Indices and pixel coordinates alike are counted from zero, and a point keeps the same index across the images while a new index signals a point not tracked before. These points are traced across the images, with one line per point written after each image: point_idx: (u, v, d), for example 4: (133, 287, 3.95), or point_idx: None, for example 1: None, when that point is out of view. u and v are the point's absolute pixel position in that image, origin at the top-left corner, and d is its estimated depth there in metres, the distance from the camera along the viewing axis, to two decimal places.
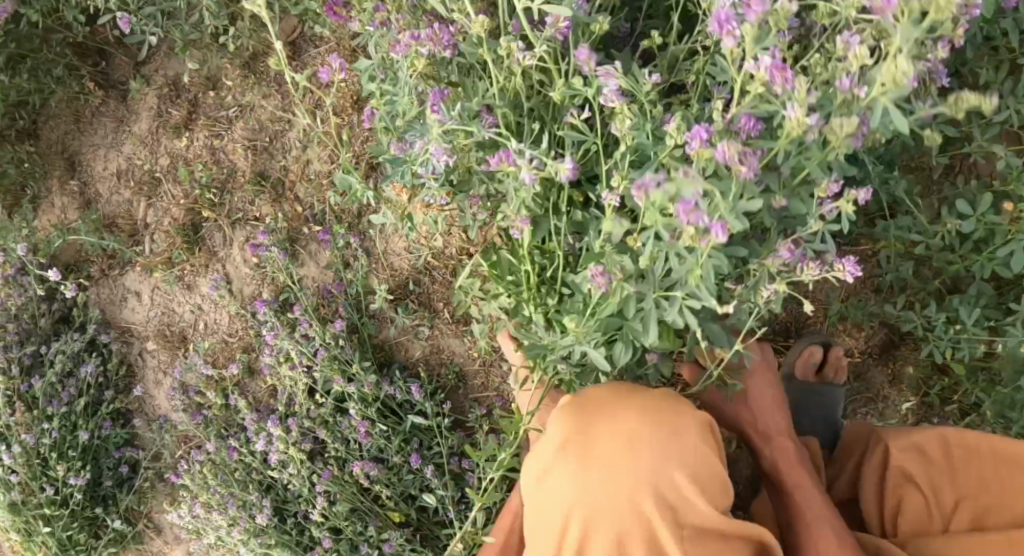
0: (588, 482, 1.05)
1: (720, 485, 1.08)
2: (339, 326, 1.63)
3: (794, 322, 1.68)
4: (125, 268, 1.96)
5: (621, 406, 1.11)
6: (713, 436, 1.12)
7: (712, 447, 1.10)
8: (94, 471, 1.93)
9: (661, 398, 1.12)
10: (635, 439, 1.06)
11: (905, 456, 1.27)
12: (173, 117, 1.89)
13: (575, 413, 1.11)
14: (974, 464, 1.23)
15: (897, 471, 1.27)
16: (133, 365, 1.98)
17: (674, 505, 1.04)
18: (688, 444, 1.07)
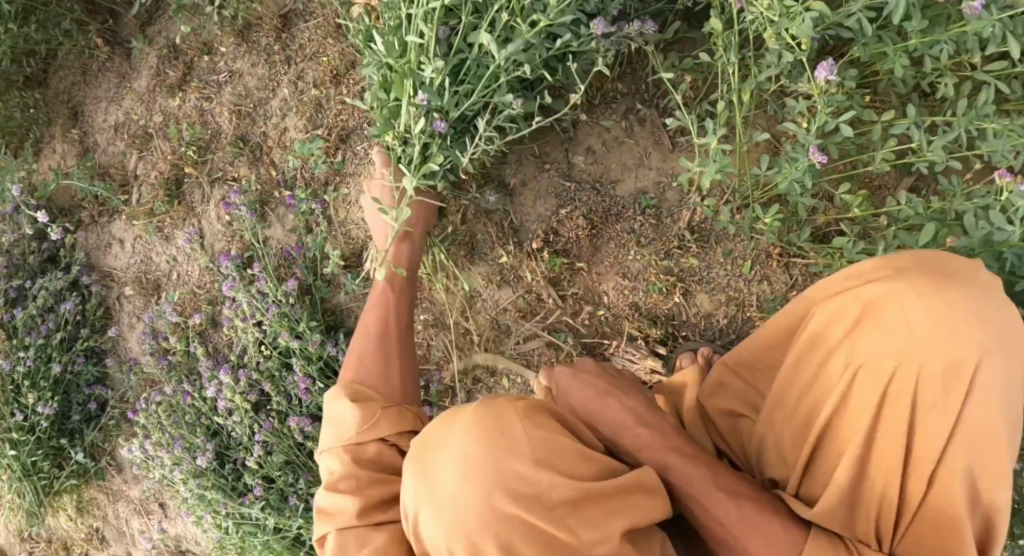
0: (440, 497, 1.05)
1: (570, 452, 1.05)
2: (291, 285, 1.70)
3: (735, 330, 1.65)
4: (112, 217, 2.08)
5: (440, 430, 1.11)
6: (542, 410, 1.11)
7: (547, 424, 1.08)
8: (64, 404, 2.04)
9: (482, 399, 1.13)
10: (466, 435, 1.07)
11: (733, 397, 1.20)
12: (169, 77, 1.98)
13: (421, 443, 1.13)
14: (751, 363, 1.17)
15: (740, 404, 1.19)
16: (111, 308, 2.09)
17: (525, 495, 1.02)
18: (504, 438, 1.05)
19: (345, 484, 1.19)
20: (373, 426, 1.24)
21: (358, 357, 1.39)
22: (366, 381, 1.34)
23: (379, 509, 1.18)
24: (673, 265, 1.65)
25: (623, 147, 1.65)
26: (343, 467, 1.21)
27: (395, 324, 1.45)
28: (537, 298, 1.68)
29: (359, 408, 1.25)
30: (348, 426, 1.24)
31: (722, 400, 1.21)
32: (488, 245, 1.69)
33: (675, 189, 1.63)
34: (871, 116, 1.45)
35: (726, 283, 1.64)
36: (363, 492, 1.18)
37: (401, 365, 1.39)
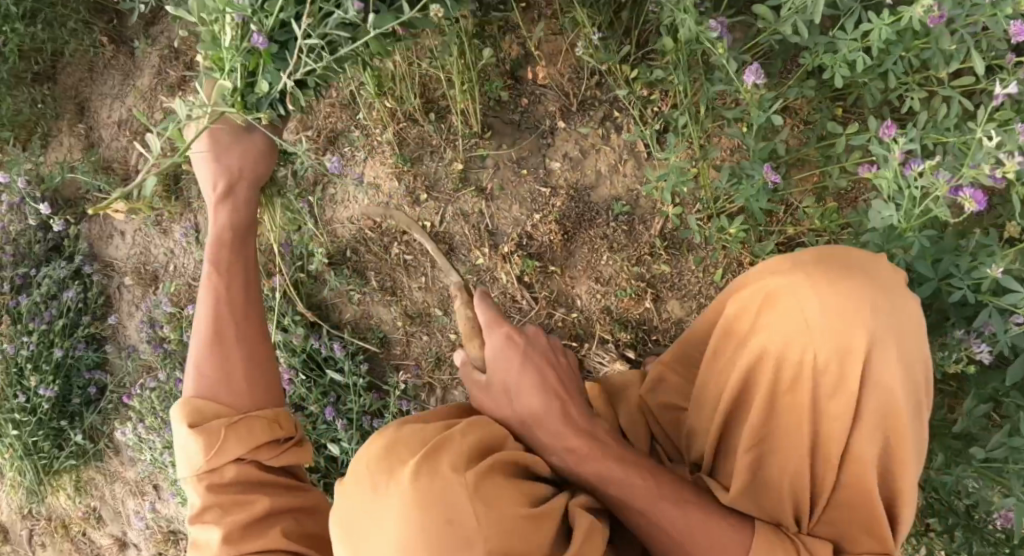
0: None
1: (520, 521, 0.97)
2: (277, 281, 1.77)
3: None
4: (114, 209, 2.16)
5: (373, 503, 0.98)
6: (474, 436, 1.03)
7: (493, 498, 0.97)
8: (65, 388, 2.14)
9: (413, 429, 1.04)
10: (404, 475, 0.97)
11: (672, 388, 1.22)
12: (170, 77, 2.06)
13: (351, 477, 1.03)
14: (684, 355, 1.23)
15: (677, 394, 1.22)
16: (112, 296, 2.19)
17: None
18: (450, 519, 0.94)
19: (208, 517, 1.14)
20: (221, 450, 1.15)
21: (196, 365, 1.21)
22: (206, 394, 1.19)
23: (245, 536, 1.13)
24: (645, 272, 1.70)
25: (598, 153, 1.69)
26: (202, 499, 1.15)
27: (232, 308, 1.24)
28: (511, 299, 1.74)
29: (201, 434, 1.15)
30: (195, 456, 1.15)
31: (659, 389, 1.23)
32: (466, 248, 1.73)
33: (647, 196, 1.68)
34: (835, 128, 1.47)
35: (697, 290, 1.69)
36: (225, 521, 1.13)
37: (245, 356, 1.22)
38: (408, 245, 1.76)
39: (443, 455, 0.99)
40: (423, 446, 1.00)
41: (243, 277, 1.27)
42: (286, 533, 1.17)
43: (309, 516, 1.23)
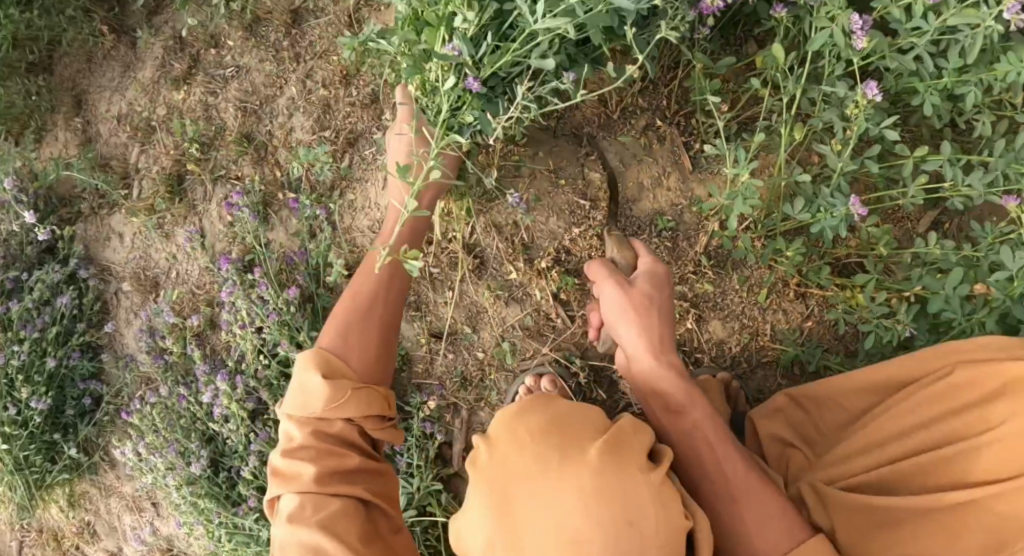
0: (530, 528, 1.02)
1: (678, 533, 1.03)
2: (292, 294, 1.64)
3: (745, 358, 1.65)
4: (112, 210, 2.02)
5: (553, 463, 1.04)
6: (636, 427, 1.13)
7: (671, 507, 1.04)
8: (58, 399, 2.01)
9: (576, 410, 1.14)
10: (591, 453, 1.05)
11: (779, 422, 1.36)
12: (175, 69, 1.92)
13: (498, 445, 1.09)
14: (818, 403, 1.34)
15: (791, 426, 1.35)
16: (108, 302, 2.04)
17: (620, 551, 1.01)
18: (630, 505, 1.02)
19: (305, 454, 1.19)
20: (339, 406, 1.22)
21: (339, 320, 1.31)
22: (340, 351, 1.28)
23: (335, 479, 1.19)
24: (687, 290, 1.63)
25: (642, 164, 1.59)
26: (304, 439, 1.21)
27: (374, 296, 1.35)
28: (545, 317, 1.63)
29: (328, 386, 1.22)
30: (314, 400, 1.22)
31: (778, 414, 1.37)
32: (498, 261, 1.62)
33: (693, 212, 1.59)
34: (902, 151, 1.36)
35: (740, 311, 1.62)
36: (320, 463, 1.18)
37: (379, 339, 1.32)
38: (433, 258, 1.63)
39: (642, 457, 1.08)
40: (602, 433, 1.09)
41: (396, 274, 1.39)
42: (365, 486, 1.23)
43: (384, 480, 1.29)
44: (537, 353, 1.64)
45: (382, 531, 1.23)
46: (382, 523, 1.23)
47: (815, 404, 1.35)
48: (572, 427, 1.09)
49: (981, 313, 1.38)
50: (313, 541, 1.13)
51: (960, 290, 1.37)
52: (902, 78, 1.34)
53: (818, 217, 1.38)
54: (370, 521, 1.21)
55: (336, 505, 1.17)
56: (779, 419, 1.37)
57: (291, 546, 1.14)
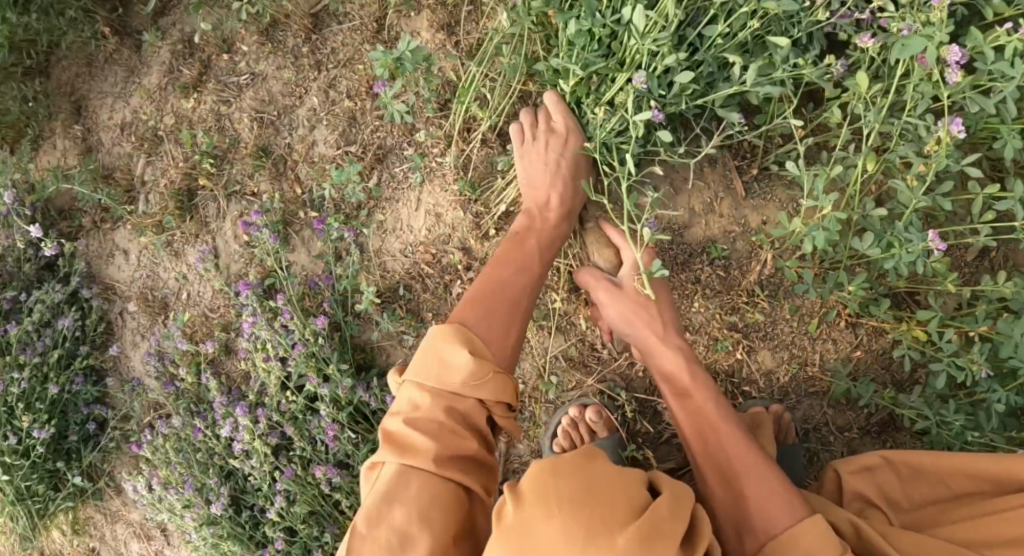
0: None
1: None
2: (320, 324, 1.55)
3: (793, 388, 1.57)
4: (116, 224, 1.89)
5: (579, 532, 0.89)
6: (679, 505, 0.97)
7: None
8: (60, 425, 1.89)
9: (619, 474, 0.98)
10: (622, 541, 0.89)
11: (860, 481, 1.26)
12: (184, 76, 1.80)
13: (526, 508, 0.94)
14: (920, 473, 1.26)
15: (877, 490, 1.26)
16: (113, 323, 1.92)
17: None
18: None
19: (428, 426, 1.09)
20: (479, 385, 1.11)
21: (486, 306, 1.23)
22: (486, 335, 1.18)
23: (450, 463, 1.07)
24: (737, 321, 1.53)
25: (692, 189, 1.51)
26: (434, 410, 1.10)
27: (519, 290, 1.28)
28: (590, 348, 1.55)
29: (475, 362, 1.12)
30: (454, 373, 1.12)
31: (869, 474, 1.28)
32: (543, 290, 1.54)
33: (745, 239, 1.51)
34: (973, 187, 1.29)
35: (790, 341, 1.53)
36: (440, 440, 1.07)
37: (519, 337, 1.25)
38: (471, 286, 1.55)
39: (676, 538, 0.92)
40: (638, 516, 0.93)
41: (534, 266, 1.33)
42: (475, 481, 1.10)
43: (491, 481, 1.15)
44: (582, 384, 1.56)
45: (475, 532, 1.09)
46: (479, 524, 1.09)
47: (911, 469, 1.27)
48: (606, 488, 0.95)
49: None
50: (406, 526, 1.01)
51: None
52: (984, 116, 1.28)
53: (892, 252, 1.29)
54: (468, 518, 1.07)
55: (439, 493, 1.04)
56: (867, 478, 1.27)
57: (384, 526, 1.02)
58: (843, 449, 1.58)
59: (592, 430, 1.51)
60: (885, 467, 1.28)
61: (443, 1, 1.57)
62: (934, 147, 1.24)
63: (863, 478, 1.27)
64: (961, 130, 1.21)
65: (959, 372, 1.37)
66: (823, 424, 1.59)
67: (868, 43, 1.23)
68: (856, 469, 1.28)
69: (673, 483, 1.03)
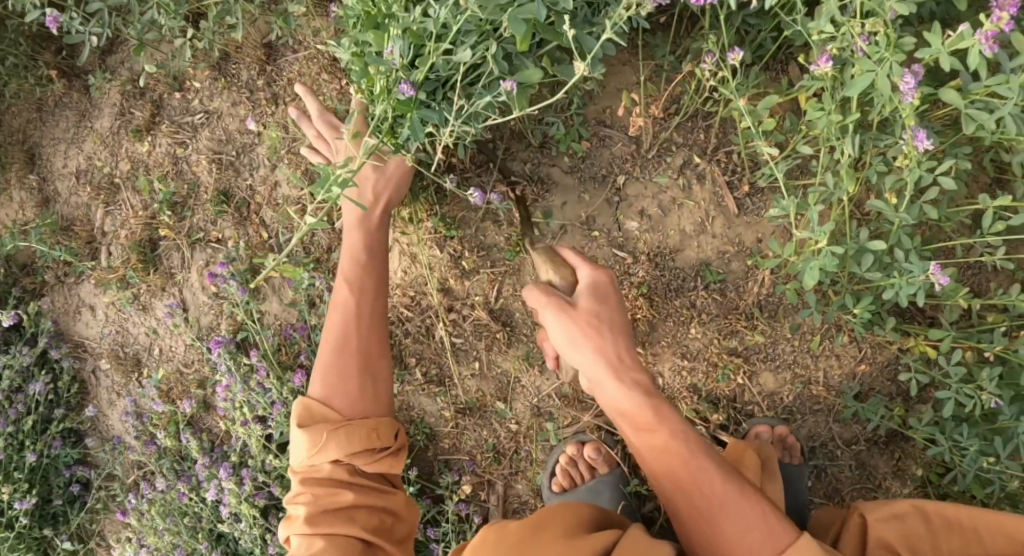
0: None
1: None
2: (298, 381, 1.48)
3: (799, 407, 1.49)
4: (81, 278, 1.78)
5: None
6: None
7: None
8: (43, 491, 1.80)
9: (569, 544, 0.98)
10: None
11: (884, 527, 1.13)
12: (136, 118, 1.69)
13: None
14: (956, 527, 1.09)
15: (904, 539, 1.11)
16: (86, 382, 1.82)
17: None
18: None
19: (299, 499, 1.13)
20: (322, 448, 1.14)
21: (324, 363, 1.23)
22: (321, 395, 1.20)
23: (326, 523, 1.10)
24: (737, 344, 1.44)
25: (682, 209, 1.41)
26: (299, 486, 1.15)
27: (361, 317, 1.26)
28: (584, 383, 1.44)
29: (307, 433, 1.15)
30: (299, 448, 1.16)
31: (899, 522, 1.12)
32: (529, 325, 1.43)
33: (741, 259, 1.40)
34: (984, 200, 1.19)
35: (793, 361, 1.45)
36: (313, 504, 1.11)
37: (365, 373, 1.23)
38: (455, 326, 1.45)
39: None
40: None
41: (372, 292, 1.29)
42: (367, 525, 1.12)
43: (397, 520, 1.18)
44: (577, 420, 1.46)
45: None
46: None
47: (947, 524, 1.10)
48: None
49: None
50: None
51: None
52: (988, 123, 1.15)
53: (892, 282, 1.21)
54: None
55: (323, 545, 1.08)
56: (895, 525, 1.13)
57: None
58: (851, 463, 1.51)
59: (592, 466, 1.44)
60: (918, 512, 1.13)
61: None
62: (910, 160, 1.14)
63: (894, 525, 1.12)
64: (925, 145, 1.09)
65: (968, 400, 1.27)
66: (832, 443, 1.51)
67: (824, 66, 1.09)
68: (884, 516, 1.14)
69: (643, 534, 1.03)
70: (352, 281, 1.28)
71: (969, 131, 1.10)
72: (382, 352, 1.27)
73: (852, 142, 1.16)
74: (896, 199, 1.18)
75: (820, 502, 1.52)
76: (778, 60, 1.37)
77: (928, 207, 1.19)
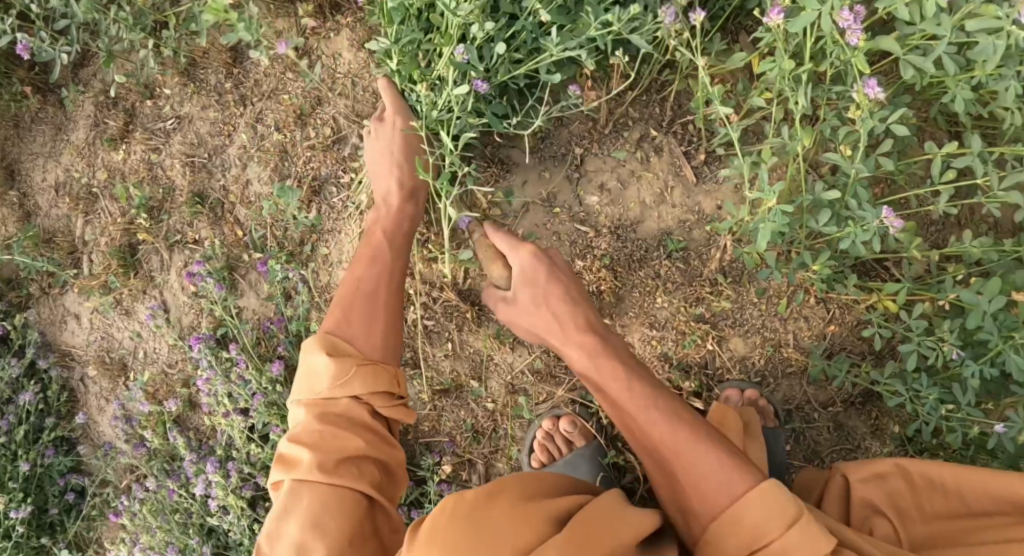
0: None
1: None
2: (276, 371, 1.51)
3: (771, 371, 1.51)
4: (65, 288, 1.81)
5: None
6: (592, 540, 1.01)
7: None
8: (38, 500, 1.82)
9: (520, 512, 1.01)
10: None
11: (868, 486, 1.15)
12: (110, 128, 1.73)
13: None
14: (936, 486, 1.13)
15: (889, 499, 1.13)
16: (76, 390, 1.85)
17: None
18: None
19: (306, 441, 1.10)
20: (345, 382, 1.15)
21: (344, 300, 1.25)
22: (342, 330, 1.22)
23: (338, 469, 1.07)
24: (704, 311, 1.46)
25: (640, 182, 1.44)
26: (313, 425, 1.12)
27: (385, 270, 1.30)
28: (556, 357, 1.48)
29: (334, 362, 1.15)
30: (321, 378, 1.16)
31: (884, 482, 1.15)
32: None
33: (701, 227, 1.43)
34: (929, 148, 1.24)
35: (760, 325, 1.48)
36: (327, 444, 1.09)
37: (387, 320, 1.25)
38: (426, 308, 1.49)
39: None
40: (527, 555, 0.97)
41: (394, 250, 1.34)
42: (372, 481, 1.10)
43: (391, 479, 1.16)
44: (551, 395, 1.49)
45: (379, 534, 1.09)
46: (382, 526, 1.10)
47: (930, 483, 1.14)
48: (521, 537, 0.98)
49: (1019, 332, 1.23)
50: (300, 536, 1.02)
51: (998, 303, 1.21)
52: (925, 73, 1.19)
53: (847, 230, 1.22)
54: (369, 521, 1.08)
55: (330, 497, 1.05)
56: (876, 485, 1.16)
57: (279, 541, 1.03)
58: (823, 422, 1.54)
59: (569, 440, 1.46)
60: (903, 471, 1.15)
61: (362, 20, 1.54)
62: (853, 113, 1.15)
63: (879, 486, 1.15)
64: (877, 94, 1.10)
65: (930, 351, 1.29)
66: (805, 405, 1.53)
67: (776, 20, 1.08)
68: (867, 476, 1.17)
69: (598, 511, 1.06)
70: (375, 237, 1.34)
71: (909, 74, 1.12)
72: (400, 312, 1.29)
73: (804, 92, 1.14)
74: (846, 152, 1.20)
75: (798, 465, 1.54)
76: (728, 30, 1.40)
77: (880, 160, 1.20)
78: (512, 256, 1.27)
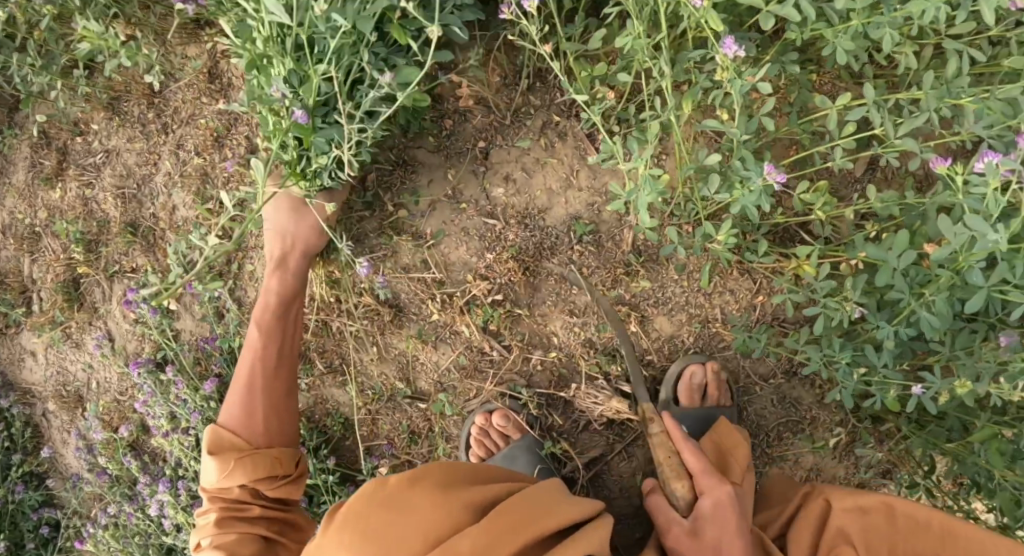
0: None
1: None
2: (209, 389, 1.57)
3: (701, 347, 1.50)
4: (19, 327, 1.85)
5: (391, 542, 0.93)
6: (514, 527, 0.98)
7: None
8: (12, 537, 1.86)
9: (439, 495, 0.98)
10: None
11: (847, 516, 1.10)
12: (44, 168, 1.77)
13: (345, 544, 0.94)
14: (921, 531, 1.07)
15: (867, 534, 1.08)
16: (39, 426, 1.89)
17: None
18: None
19: (208, 514, 1.26)
20: (230, 474, 1.27)
21: (233, 395, 1.35)
22: (229, 423, 1.32)
23: (232, 531, 1.23)
24: (623, 293, 1.47)
25: (546, 170, 1.45)
26: (208, 504, 1.28)
27: (267, 360, 1.37)
28: (480, 352, 1.49)
29: (216, 460, 1.27)
30: (211, 470, 1.28)
31: (867, 518, 1.10)
32: (417, 303, 1.49)
33: (610, 209, 1.44)
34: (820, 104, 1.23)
35: (683, 302, 1.46)
36: (220, 517, 1.25)
37: (270, 409, 1.35)
38: (351, 316, 1.51)
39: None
40: (437, 545, 0.93)
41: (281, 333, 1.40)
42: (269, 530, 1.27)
43: (295, 528, 1.33)
44: (480, 391, 1.50)
45: None
46: None
47: (910, 522, 1.08)
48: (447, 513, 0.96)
49: (928, 288, 1.14)
50: None
51: (907, 258, 1.12)
52: (802, 27, 1.17)
53: (735, 195, 1.19)
54: None
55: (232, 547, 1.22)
56: (857, 516, 1.10)
57: None
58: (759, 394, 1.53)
59: (504, 434, 1.47)
60: (893, 510, 1.09)
61: None
62: (721, 75, 1.13)
63: (859, 522, 1.09)
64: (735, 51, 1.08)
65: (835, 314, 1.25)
66: (740, 378, 1.52)
67: None
68: (851, 505, 1.11)
69: (531, 500, 1.04)
70: (262, 324, 1.39)
71: (768, 26, 1.12)
72: (289, 393, 1.38)
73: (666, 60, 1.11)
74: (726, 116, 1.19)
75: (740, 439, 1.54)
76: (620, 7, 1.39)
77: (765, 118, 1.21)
78: (707, 478, 1.14)
